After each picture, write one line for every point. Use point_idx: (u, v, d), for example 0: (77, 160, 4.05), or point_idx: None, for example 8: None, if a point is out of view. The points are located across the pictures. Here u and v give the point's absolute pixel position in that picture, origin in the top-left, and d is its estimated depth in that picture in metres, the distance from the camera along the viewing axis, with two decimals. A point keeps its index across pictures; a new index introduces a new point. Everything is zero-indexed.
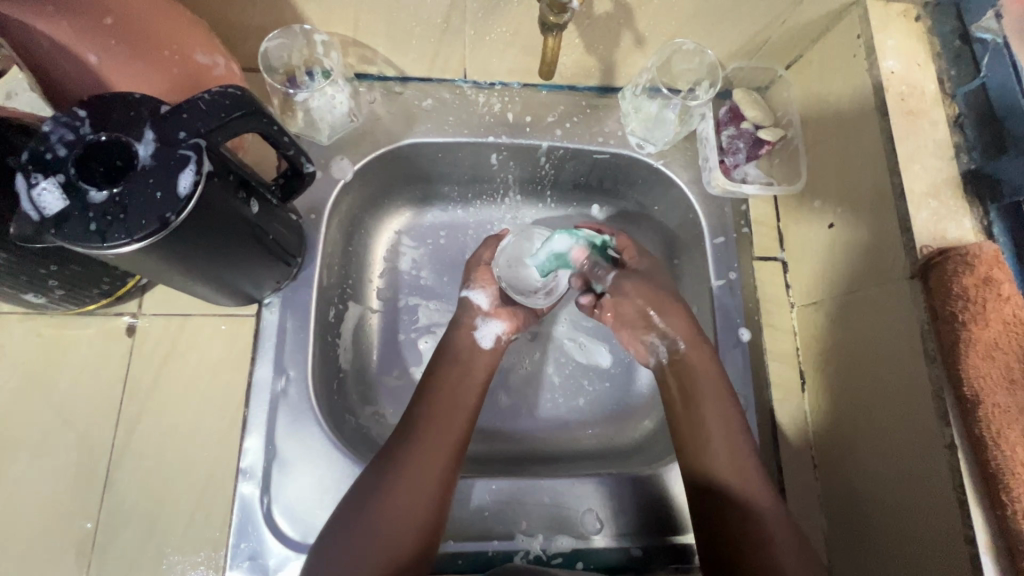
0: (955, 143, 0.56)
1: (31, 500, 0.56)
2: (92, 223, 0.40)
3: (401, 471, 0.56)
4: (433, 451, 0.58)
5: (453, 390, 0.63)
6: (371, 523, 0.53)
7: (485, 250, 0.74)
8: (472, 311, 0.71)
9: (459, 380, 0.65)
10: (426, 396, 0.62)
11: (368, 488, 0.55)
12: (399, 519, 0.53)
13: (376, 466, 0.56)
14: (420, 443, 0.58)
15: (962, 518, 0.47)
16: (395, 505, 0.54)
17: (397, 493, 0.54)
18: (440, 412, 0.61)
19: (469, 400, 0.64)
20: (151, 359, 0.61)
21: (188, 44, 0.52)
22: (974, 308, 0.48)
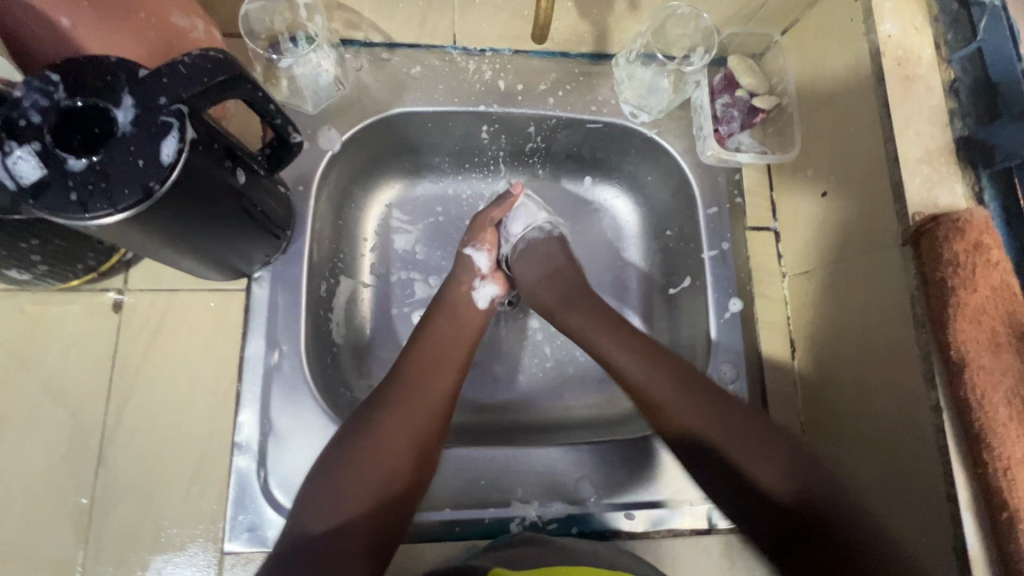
0: (950, 109, 0.56)
1: (25, 477, 0.56)
2: (72, 192, 0.39)
3: (389, 420, 0.55)
4: (424, 400, 0.57)
5: (443, 344, 0.63)
6: (354, 467, 0.52)
7: (497, 210, 0.72)
8: (470, 271, 0.71)
9: (448, 333, 0.64)
10: (416, 355, 0.61)
11: (356, 435, 0.54)
12: (386, 465, 0.53)
13: (364, 415, 0.56)
14: (409, 392, 0.57)
15: (944, 474, 0.49)
16: (381, 452, 0.53)
17: (383, 440, 0.54)
18: (430, 365, 0.60)
19: (458, 353, 0.63)
20: (140, 335, 0.60)
21: (166, 7, 0.50)
22: (963, 273, 0.48)
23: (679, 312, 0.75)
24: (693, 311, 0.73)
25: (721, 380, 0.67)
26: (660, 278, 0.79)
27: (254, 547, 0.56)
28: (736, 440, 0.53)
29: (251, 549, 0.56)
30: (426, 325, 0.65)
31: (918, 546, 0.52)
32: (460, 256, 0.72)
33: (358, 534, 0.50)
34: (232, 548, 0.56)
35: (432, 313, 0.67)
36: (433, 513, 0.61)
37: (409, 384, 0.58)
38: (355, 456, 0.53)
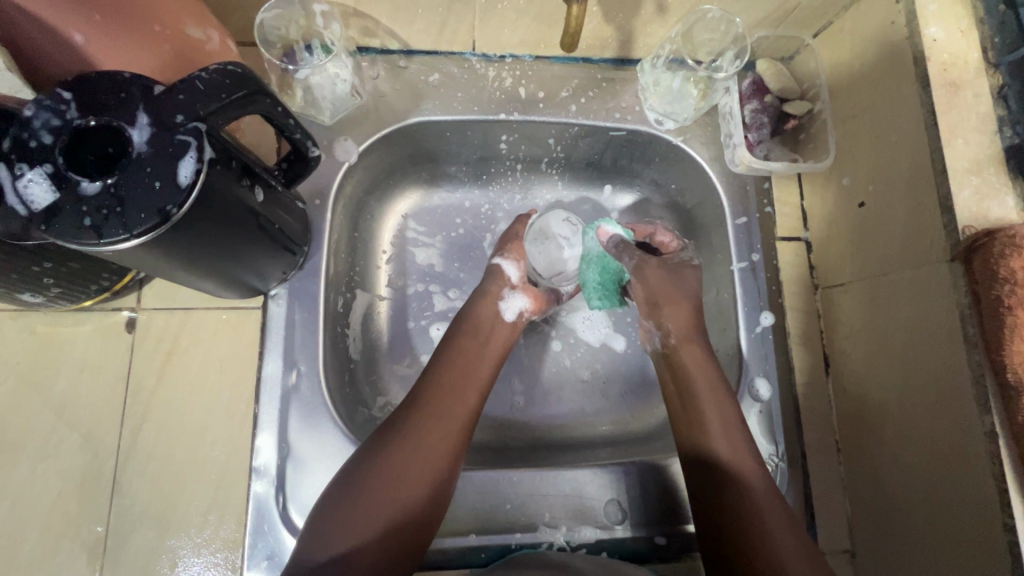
0: (998, 117, 0.53)
1: (37, 504, 0.54)
2: (86, 217, 0.37)
3: (409, 444, 0.53)
4: (443, 421, 0.56)
5: (466, 362, 0.61)
6: (370, 488, 0.51)
7: (518, 226, 0.73)
8: (500, 281, 0.68)
9: (472, 350, 0.62)
10: (439, 373, 0.59)
11: (373, 456, 0.53)
12: (402, 488, 0.52)
13: (381, 435, 0.54)
14: (431, 414, 0.56)
15: (1002, 507, 0.46)
16: (399, 475, 0.52)
17: (403, 464, 0.52)
18: (453, 385, 0.58)
19: (482, 372, 0.61)
20: (154, 355, 0.58)
21: (179, 17, 0.48)
22: (1021, 292, 0.46)
23: (707, 326, 0.73)
24: (721, 325, 0.71)
25: (753, 397, 0.65)
26: None
27: None
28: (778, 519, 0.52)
29: None
30: (449, 343, 0.63)
31: None
32: (489, 265, 0.71)
33: (370, 560, 0.48)
34: None
35: (452, 330, 0.65)
36: (457, 539, 0.59)
37: (432, 404, 0.56)
38: (373, 478, 0.51)
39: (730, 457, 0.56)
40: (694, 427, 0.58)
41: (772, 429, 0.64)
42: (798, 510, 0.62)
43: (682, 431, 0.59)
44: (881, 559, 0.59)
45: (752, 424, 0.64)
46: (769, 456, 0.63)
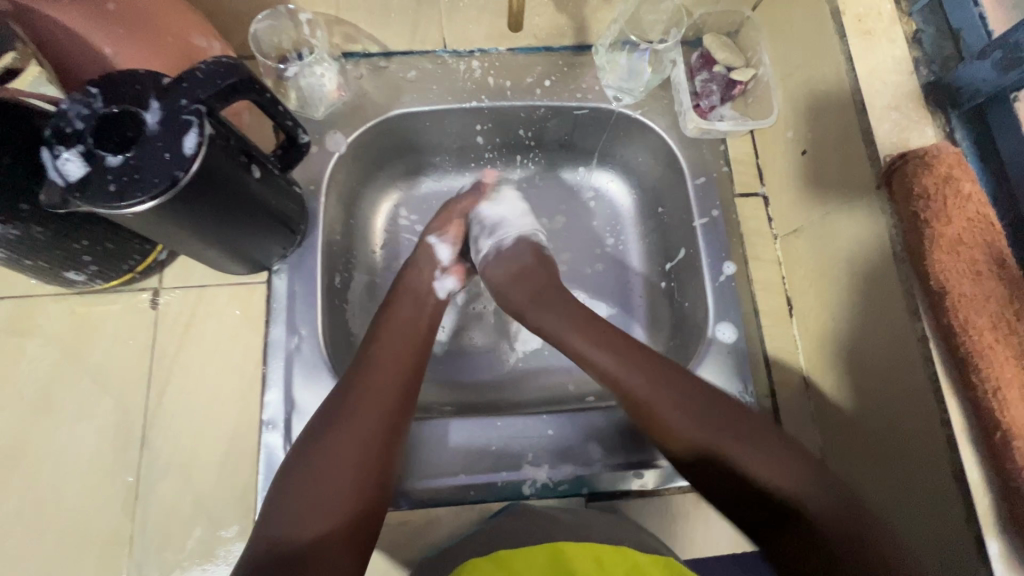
0: (915, 59, 0.58)
1: (76, 460, 0.61)
2: (110, 184, 0.45)
3: (362, 396, 0.57)
4: (388, 374, 0.59)
5: (393, 340, 0.63)
6: (339, 444, 0.53)
7: (467, 203, 0.78)
8: (432, 263, 0.74)
9: (403, 322, 0.66)
10: (370, 352, 0.62)
11: (328, 416, 0.55)
12: (361, 438, 0.54)
13: (339, 396, 0.57)
14: (376, 370, 0.59)
15: (938, 402, 0.50)
16: (342, 455, 0.53)
17: (357, 417, 0.55)
18: (392, 349, 0.62)
19: (422, 333, 0.66)
20: (175, 328, 0.66)
21: (187, 30, 0.56)
22: (935, 205, 0.50)
23: (678, 283, 0.78)
24: (690, 279, 0.75)
25: (720, 341, 0.69)
26: (658, 252, 0.82)
27: None
28: (716, 432, 0.53)
29: None
30: (419, 304, 0.69)
31: (919, 477, 0.53)
32: (424, 245, 0.76)
33: (343, 541, 0.50)
34: None
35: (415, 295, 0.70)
36: (447, 479, 0.64)
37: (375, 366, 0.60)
38: (318, 465, 0.52)
39: (690, 426, 0.54)
40: (650, 414, 0.56)
41: (740, 370, 0.68)
42: None
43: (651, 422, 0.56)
44: (851, 479, 0.62)
45: (720, 367, 0.68)
46: (739, 394, 0.67)
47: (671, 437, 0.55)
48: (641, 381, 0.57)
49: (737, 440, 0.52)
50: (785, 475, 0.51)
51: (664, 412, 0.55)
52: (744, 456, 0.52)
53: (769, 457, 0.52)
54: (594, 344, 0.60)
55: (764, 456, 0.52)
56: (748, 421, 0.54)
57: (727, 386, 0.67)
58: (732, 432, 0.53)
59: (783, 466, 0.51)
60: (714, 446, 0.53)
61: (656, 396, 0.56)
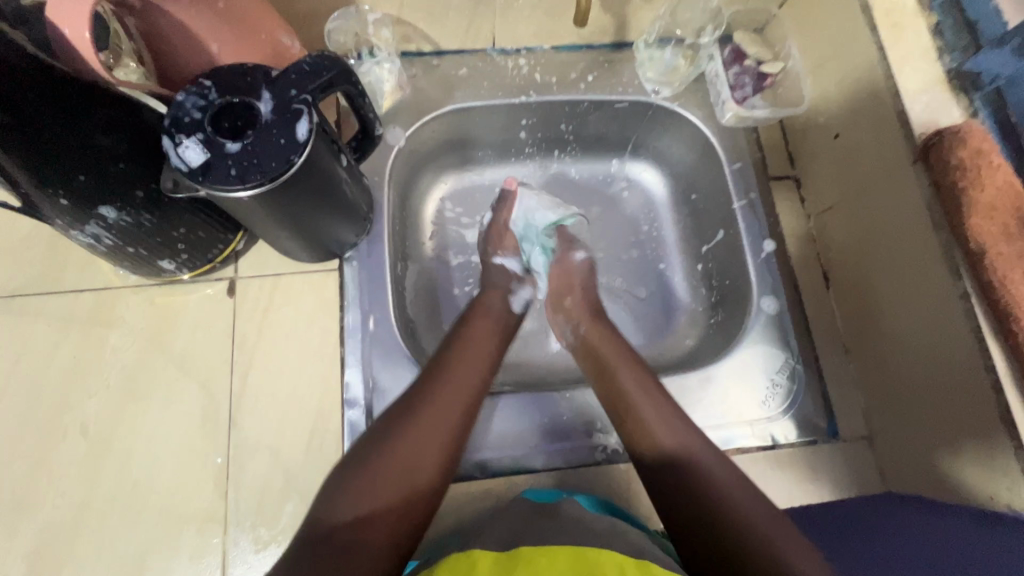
0: (938, 48, 0.65)
1: (166, 444, 0.63)
2: (232, 169, 0.48)
3: (432, 404, 0.57)
4: (463, 385, 0.59)
5: (472, 351, 0.63)
6: (402, 446, 0.54)
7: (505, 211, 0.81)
8: (506, 275, 0.77)
9: (480, 332, 0.66)
10: (451, 360, 0.62)
11: (393, 420, 0.56)
12: (426, 445, 0.54)
13: (410, 401, 0.57)
14: (449, 379, 0.59)
15: (981, 351, 0.55)
16: (402, 457, 0.53)
17: (426, 422, 0.55)
18: (471, 360, 0.62)
19: (496, 347, 0.66)
20: (253, 315, 0.69)
21: (277, 28, 0.60)
22: (971, 175, 0.56)
23: (717, 263, 0.83)
24: (731, 257, 0.81)
25: (764, 312, 0.74)
26: (695, 235, 0.87)
27: None
28: (701, 461, 0.55)
29: None
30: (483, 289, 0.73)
31: (963, 423, 0.58)
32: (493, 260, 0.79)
33: (383, 537, 0.49)
34: None
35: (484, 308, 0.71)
36: (524, 448, 0.68)
37: (452, 376, 0.60)
38: (373, 468, 0.52)
39: (673, 444, 0.56)
40: (689, 462, 0.55)
41: (784, 338, 0.73)
42: (816, 405, 0.72)
43: (694, 478, 0.54)
44: (895, 432, 0.67)
45: (766, 336, 0.73)
46: (786, 360, 0.72)
47: (721, 501, 0.52)
48: (643, 401, 0.60)
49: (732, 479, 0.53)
50: (760, 518, 0.50)
51: (653, 428, 0.58)
52: (773, 530, 0.49)
53: (752, 499, 0.52)
54: (638, 394, 0.61)
55: (751, 500, 0.51)
56: (734, 487, 0.53)
57: (774, 353, 0.72)
58: (722, 473, 0.54)
59: (805, 558, 0.47)
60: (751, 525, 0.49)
61: (697, 445, 0.56)
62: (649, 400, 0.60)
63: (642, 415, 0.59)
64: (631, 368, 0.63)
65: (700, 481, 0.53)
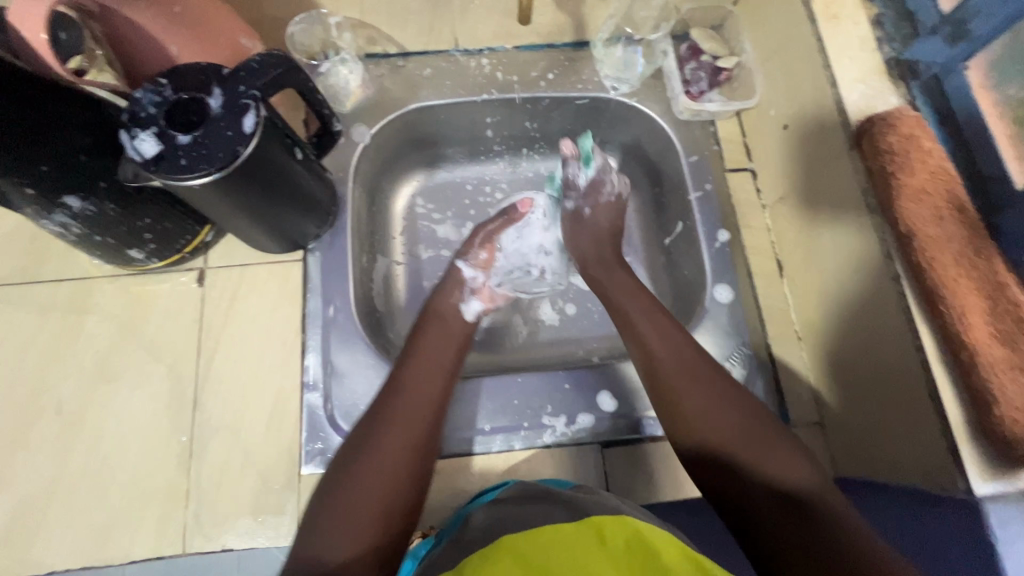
0: (878, 38, 0.66)
1: (135, 423, 0.67)
2: (182, 160, 0.52)
3: (393, 420, 0.58)
4: (416, 398, 0.60)
5: (426, 361, 0.65)
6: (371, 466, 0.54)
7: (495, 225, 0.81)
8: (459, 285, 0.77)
9: (432, 347, 0.68)
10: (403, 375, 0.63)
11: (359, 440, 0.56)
12: (394, 462, 0.55)
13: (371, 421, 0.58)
14: (404, 394, 0.60)
15: (912, 333, 0.56)
16: (372, 478, 0.53)
17: (389, 440, 0.56)
18: (423, 373, 0.63)
19: (447, 357, 0.67)
20: (220, 303, 0.72)
21: (237, 32, 0.64)
22: (901, 160, 0.58)
23: (676, 254, 0.85)
24: (688, 248, 0.82)
25: (717, 300, 0.76)
26: (657, 227, 0.89)
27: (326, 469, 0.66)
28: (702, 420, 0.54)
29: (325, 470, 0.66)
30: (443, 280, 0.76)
31: (901, 404, 0.59)
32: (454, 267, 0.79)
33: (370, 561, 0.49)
34: (308, 471, 0.66)
35: (433, 316, 0.73)
36: (474, 429, 0.70)
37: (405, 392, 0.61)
38: (346, 494, 0.52)
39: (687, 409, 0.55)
40: (672, 393, 0.57)
41: (736, 326, 0.74)
42: (767, 391, 0.73)
43: (679, 414, 0.56)
44: (842, 417, 0.68)
45: (718, 324, 0.74)
46: (737, 347, 0.73)
47: (699, 429, 0.54)
48: (673, 355, 0.59)
49: (737, 436, 0.52)
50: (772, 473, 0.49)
51: (682, 380, 0.57)
52: (754, 450, 0.51)
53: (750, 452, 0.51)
54: (656, 333, 0.61)
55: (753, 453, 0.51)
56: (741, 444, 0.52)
57: (725, 340, 0.74)
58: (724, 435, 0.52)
59: (793, 466, 0.50)
60: (724, 440, 0.53)
61: (696, 400, 0.55)
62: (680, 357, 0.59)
63: (670, 368, 0.58)
64: (653, 321, 0.63)
65: (685, 414, 0.55)
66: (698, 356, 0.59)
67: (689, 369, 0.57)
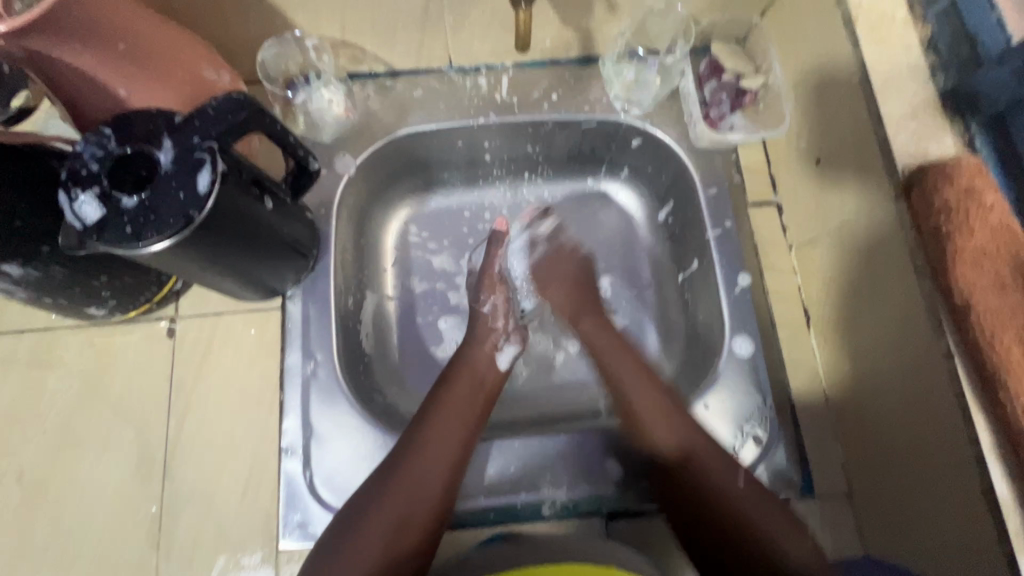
0: (931, 64, 0.57)
1: (101, 491, 0.62)
2: (127, 226, 0.46)
3: (410, 465, 0.56)
4: (438, 445, 0.57)
5: (458, 399, 0.62)
6: (381, 512, 0.53)
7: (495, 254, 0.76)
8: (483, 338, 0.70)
9: (465, 386, 0.64)
10: (430, 414, 0.60)
11: (375, 484, 0.55)
12: (406, 510, 0.54)
13: (387, 465, 0.56)
14: (426, 439, 0.58)
15: (965, 419, 0.49)
16: (382, 524, 0.53)
17: (404, 485, 0.55)
18: (452, 415, 0.60)
19: (479, 398, 0.63)
20: (193, 356, 0.67)
21: (197, 62, 0.57)
22: (957, 219, 0.49)
23: (691, 295, 0.78)
24: (704, 290, 0.75)
25: (738, 354, 0.68)
26: (671, 263, 0.81)
27: (305, 544, 0.60)
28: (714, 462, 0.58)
29: (303, 546, 0.60)
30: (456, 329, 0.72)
31: (949, 495, 0.52)
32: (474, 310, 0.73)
33: None
34: (287, 546, 0.60)
35: (459, 359, 0.67)
36: (466, 502, 0.64)
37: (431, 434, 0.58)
38: (355, 539, 0.52)
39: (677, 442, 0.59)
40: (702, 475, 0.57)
41: (759, 382, 0.67)
42: (790, 457, 0.66)
43: (707, 495, 0.56)
44: (875, 492, 0.61)
45: (738, 380, 0.67)
46: (758, 408, 0.66)
47: (731, 507, 0.55)
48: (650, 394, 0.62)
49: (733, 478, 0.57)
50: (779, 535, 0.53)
51: (646, 414, 0.61)
52: (750, 504, 0.55)
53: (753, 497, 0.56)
54: (630, 380, 0.64)
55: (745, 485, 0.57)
56: (727, 481, 0.57)
57: (745, 399, 0.67)
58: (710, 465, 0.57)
59: (794, 538, 0.54)
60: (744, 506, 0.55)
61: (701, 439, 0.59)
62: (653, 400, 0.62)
63: (632, 398, 0.63)
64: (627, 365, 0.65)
65: (713, 492, 0.56)
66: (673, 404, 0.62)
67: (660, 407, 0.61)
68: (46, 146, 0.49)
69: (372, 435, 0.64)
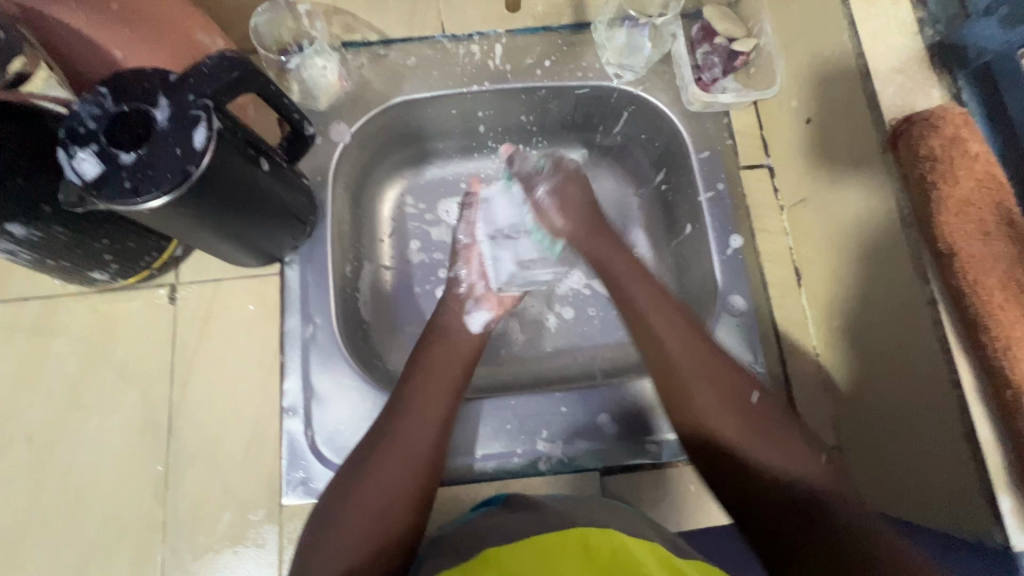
0: (919, 19, 0.57)
1: (109, 452, 0.64)
2: (126, 181, 0.46)
3: (393, 440, 0.54)
4: (419, 419, 0.56)
5: (437, 373, 0.60)
6: (364, 490, 0.51)
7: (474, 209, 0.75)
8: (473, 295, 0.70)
9: (443, 360, 0.62)
10: (410, 389, 0.58)
11: (360, 462, 0.53)
12: (390, 485, 0.52)
13: (371, 440, 0.55)
14: (407, 414, 0.56)
15: (948, 365, 0.50)
16: (370, 502, 0.50)
17: (387, 460, 0.53)
18: (432, 390, 0.58)
19: (458, 372, 0.62)
20: (194, 321, 0.68)
21: (192, 26, 0.58)
22: (942, 166, 0.50)
23: (684, 259, 0.78)
24: (698, 253, 0.76)
25: (730, 313, 0.69)
26: (664, 228, 0.82)
27: (308, 500, 0.62)
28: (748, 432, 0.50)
29: (306, 501, 0.62)
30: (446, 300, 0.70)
31: (933, 441, 0.53)
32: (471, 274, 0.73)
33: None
34: (290, 502, 0.62)
35: (441, 326, 0.66)
36: (465, 459, 0.66)
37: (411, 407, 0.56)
38: (341, 518, 0.50)
39: (716, 411, 0.51)
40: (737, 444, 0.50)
41: (750, 340, 0.68)
42: None
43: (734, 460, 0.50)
44: (865, 443, 0.62)
45: (730, 339, 0.68)
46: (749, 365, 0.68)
47: (767, 474, 0.48)
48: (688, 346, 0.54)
49: (766, 439, 0.49)
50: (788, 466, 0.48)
51: (674, 358, 0.54)
52: (761, 448, 0.49)
53: (771, 434, 0.50)
54: (675, 343, 0.55)
55: (780, 449, 0.49)
56: (766, 445, 0.49)
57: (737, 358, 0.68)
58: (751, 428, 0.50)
59: (798, 457, 0.48)
60: (738, 432, 0.50)
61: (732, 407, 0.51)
62: (679, 337, 0.55)
63: (665, 346, 0.55)
64: (659, 305, 0.57)
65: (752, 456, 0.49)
66: (711, 357, 0.54)
67: (704, 365, 0.53)
68: (32, 102, 0.49)
69: (370, 395, 0.65)
